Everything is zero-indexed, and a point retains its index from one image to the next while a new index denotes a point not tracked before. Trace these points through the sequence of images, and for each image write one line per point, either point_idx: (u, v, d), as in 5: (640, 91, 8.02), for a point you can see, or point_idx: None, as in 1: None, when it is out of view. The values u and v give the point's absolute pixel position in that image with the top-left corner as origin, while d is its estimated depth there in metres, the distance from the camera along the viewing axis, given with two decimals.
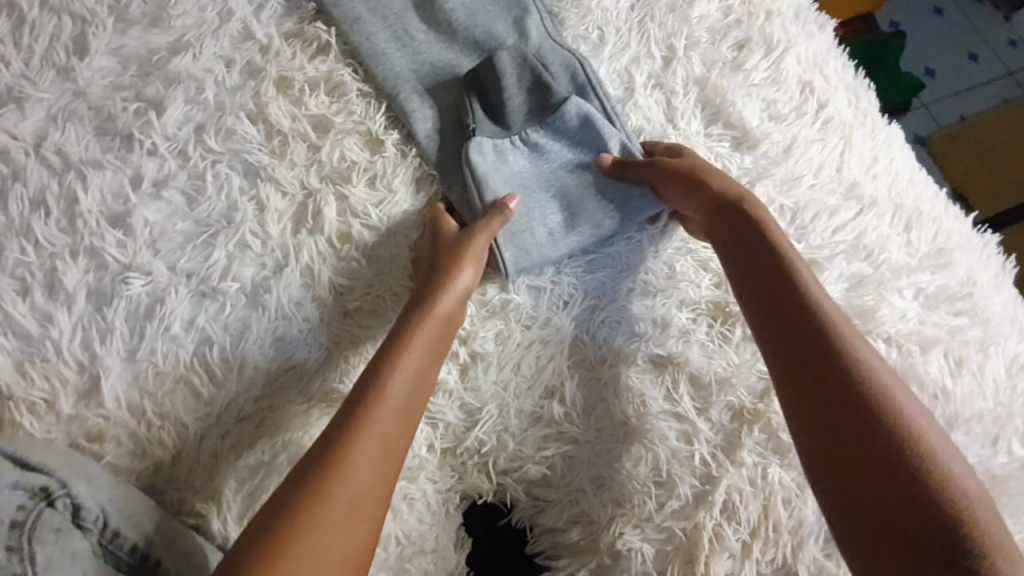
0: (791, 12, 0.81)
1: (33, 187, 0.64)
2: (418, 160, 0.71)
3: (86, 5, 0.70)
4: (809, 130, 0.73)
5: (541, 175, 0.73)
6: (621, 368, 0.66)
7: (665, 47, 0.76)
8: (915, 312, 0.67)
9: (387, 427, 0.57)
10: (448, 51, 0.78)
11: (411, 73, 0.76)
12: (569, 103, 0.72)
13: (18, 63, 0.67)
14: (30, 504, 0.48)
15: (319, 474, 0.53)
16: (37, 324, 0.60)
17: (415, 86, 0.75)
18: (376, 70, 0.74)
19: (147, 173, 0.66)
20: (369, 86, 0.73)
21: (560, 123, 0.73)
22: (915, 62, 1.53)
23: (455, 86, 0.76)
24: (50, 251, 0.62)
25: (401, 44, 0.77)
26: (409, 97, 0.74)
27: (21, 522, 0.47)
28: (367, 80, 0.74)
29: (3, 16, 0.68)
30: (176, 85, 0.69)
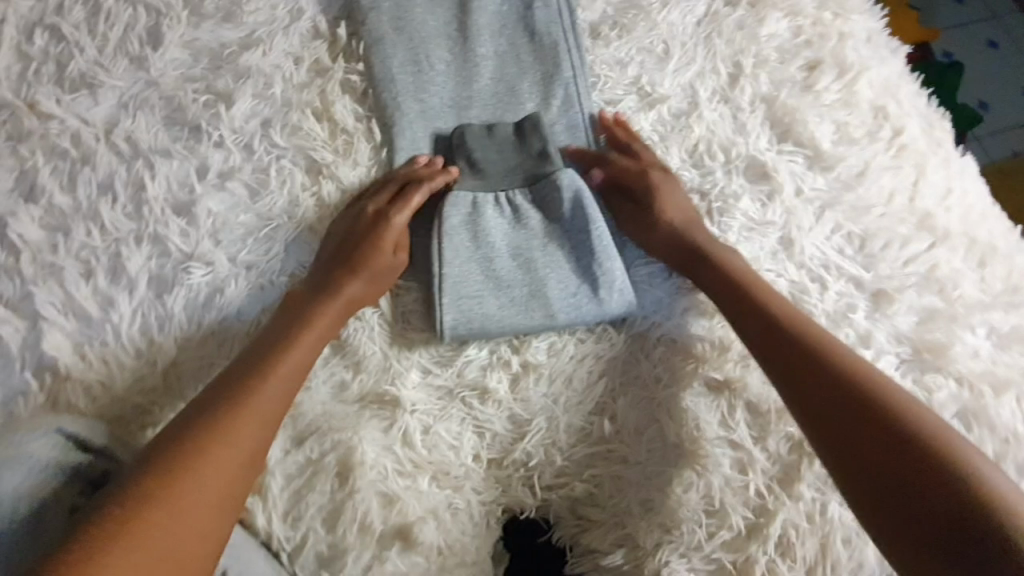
0: (863, 35, 0.79)
1: (102, 172, 0.65)
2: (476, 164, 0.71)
3: None
4: (882, 156, 0.72)
5: (526, 218, 0.69)
6: (676, 388, 0.63)
7: (732, 65, 0.75)
8: (989, 350, 0.65)
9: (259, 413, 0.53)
10: (512, 53, 0.77)
11: (476, 77, 0.75)
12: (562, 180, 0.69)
13: (93, 51, 0.68)
14: (86, 494, 0.50)
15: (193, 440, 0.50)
16: (98, 307, 0.61)
17: (481, 93, 0.75)
18: (442, 76, 0.75)
19: (212, 164, 0.67)
20: (433, 91, 0.74)
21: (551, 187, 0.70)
22: (970, 93, 1.49)
23: (517, 92, 0.75)
24: (115, 236, 0.63)
25: (464, 46, 0.76)
26: (473, 105, 0.74)
27: (77, 510, 0.49)
28: (433, 84, 0.74)
29: (81, 4, 0.70)
30: (245, 80, 0.70)
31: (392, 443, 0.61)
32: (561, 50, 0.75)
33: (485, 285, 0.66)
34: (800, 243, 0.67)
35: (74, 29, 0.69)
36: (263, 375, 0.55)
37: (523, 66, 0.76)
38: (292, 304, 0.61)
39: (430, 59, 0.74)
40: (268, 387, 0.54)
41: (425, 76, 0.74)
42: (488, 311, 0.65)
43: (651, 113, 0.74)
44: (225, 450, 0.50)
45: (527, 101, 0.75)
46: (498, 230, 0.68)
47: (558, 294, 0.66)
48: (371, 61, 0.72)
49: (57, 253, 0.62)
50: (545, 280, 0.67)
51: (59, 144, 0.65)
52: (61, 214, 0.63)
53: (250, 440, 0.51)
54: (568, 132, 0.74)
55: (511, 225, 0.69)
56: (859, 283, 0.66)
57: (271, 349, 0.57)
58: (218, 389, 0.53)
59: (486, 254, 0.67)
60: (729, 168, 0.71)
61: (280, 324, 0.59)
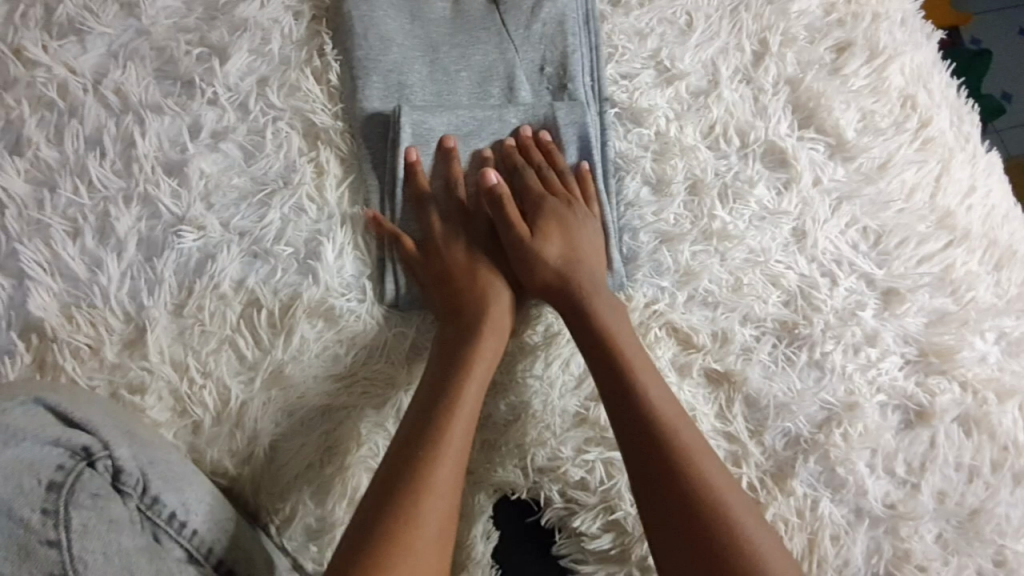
0: (899, 16, 0.75)
1: (90, 125, 0.62)
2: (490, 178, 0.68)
3: None
4: (907, 149, 0.69)
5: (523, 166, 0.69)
6: (676, 378, 0.62)
7: (757, 42, 0.72)
8: (995, 355, 0.64)
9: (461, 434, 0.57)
10: (528, 11, 0.71)
11: (488, 38, 0.70)
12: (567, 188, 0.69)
13: None
14: (69, 464, 0.46)
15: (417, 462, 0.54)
16: (86, 268, 0.59)
17: (496, 56, 0.70)
18: (454, 34, 0.70)
19: (206, 123, 0.64)
20: (438, 54, 0.69)
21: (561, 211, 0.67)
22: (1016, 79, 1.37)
23: (526, 61, 0.71)
24: (103, 194, 0.61)
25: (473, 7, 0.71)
26: (488, 74, 0.70)
27: (58, 483, 0.45)
28: (441, 48, 0.70)
29: None
30: (241, 33, 0.66)
31: (384, 420, 0.61)
32: (581, 13, 0.71)
33: None
34: (813, 236, 0.65)
35: None
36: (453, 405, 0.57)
37: (536, 32, 0.71)
38: (445, 352, 0.61)
39: (446, 20, 0.71)
40: (467, 395, 0.58)
41: (433, 40, 0.70)
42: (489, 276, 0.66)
43: (668, 89, 0.70)
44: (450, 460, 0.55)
45: (547, 68, 0.71)
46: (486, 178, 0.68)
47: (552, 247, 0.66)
48: (378, 17, 0.68)
49: (44, 209, 0.60)
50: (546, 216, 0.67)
51: (45, 94, 0.62)
52: (47, 168, 0.61)
53: (450, 503, 0.54)
54: (572, 111, 0.69)
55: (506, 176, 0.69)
56: (870, 281, 0.64)
57: (443, 411, 0.57)
58: (412, 432, 0.56)
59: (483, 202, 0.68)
60: (747, 152, 0.68)
61: (437, 375, 0.60)
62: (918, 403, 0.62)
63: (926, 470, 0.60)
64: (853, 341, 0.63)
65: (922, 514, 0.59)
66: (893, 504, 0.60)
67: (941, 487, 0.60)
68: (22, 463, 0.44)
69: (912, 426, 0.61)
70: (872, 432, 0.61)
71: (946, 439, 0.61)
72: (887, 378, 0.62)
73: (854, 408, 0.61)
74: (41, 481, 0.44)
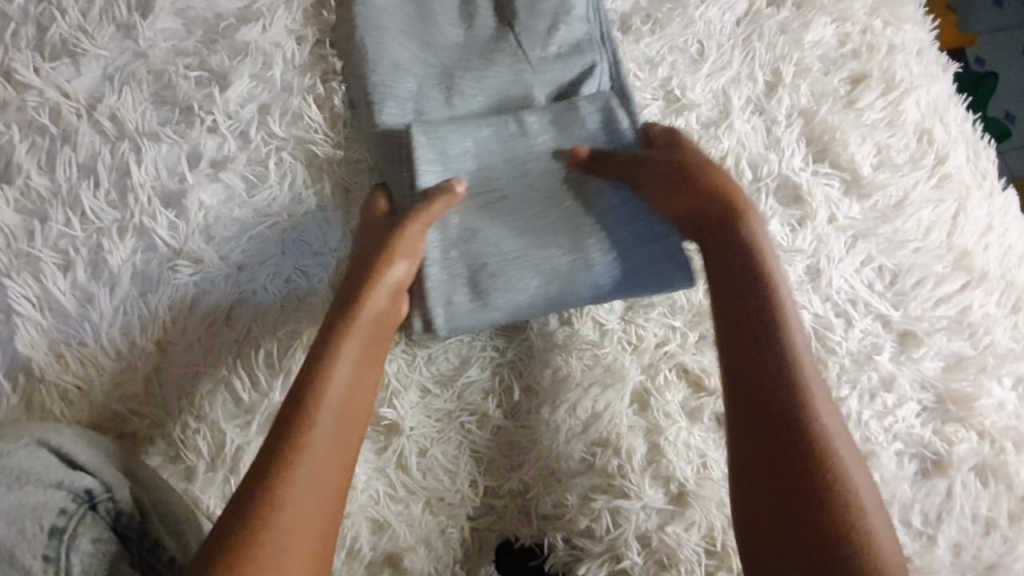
0: (914, 48, 0.74)
1: (84, 153, 0.61)
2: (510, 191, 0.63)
3: None
4: (923, 186, 0.67)
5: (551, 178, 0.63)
6: (686, 422, 0.60)
7: (770, 71, 0.71)
8: (1012, 401, 0.62)
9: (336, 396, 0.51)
10: (543, 29, 0.69)
11: (502, 59, 0.68)
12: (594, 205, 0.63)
13: (75, 13, 0.64)
14: (71, 509, 0.46)
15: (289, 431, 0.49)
16: (77, 303, 0.57)
17: (513, 78, 0.68)
18: (468, 58, 0.68)
19: (206, 149, 0.62)
20: (453, 76, 0.67)
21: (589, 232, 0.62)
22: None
23: (544, 82, 0.68)
24: (96, 226, 0.59)
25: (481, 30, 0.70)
26: (504, 96, 0.67)
27: (60, 529, 0.45)
28: (455, 71, 0.67)
29: None
30: (242, 59, 0.65)
31: (384, 466, 0.58)
32: (597, 36, 0.69)
33: (507, 256, 0.61)
34: (828, 275, 0.63)
35: None
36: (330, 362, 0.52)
37: (549, 53, 0.69)
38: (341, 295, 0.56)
39: (460, 46, 0.69)
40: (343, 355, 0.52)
41: (446, 63, 0.68)
42: (505, 291, 0.60)
43: (678, 120, 0.69)
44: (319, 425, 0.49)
45: (565, 88, 0.69)
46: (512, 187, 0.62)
47: (572, 271, 0.61)
48: (388, 41, 0.66)
49: (34, 240, 0.58)
50: (562, 236, 0.62)
51: (37, 119, 0.61)
52: (38, 198, 0.59)
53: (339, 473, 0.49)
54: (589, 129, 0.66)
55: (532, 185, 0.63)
56: (886, 322, 0.63)
57: (346, 354, 0.53)
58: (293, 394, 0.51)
59: (499, 211, 0.61)
60: (759, 185, 0.66)
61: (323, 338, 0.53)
62: (934, 451, 0.60)
63: (943, 521, 0.59)
64: (869, 386, 0.61)
65: (939, 568, 0.57)
66: (910, 558, 0.58)
67: (957, 539, 0.59)
68: (25, 508, 0.44)
69: (929, 475, 0.60)
70: (889, 482, 0.59)
71: (963, 489, 0.59)
72: (903, 425, 0.60)
73: (870, 457, 0.59)
74: (42, 527, 0.44)
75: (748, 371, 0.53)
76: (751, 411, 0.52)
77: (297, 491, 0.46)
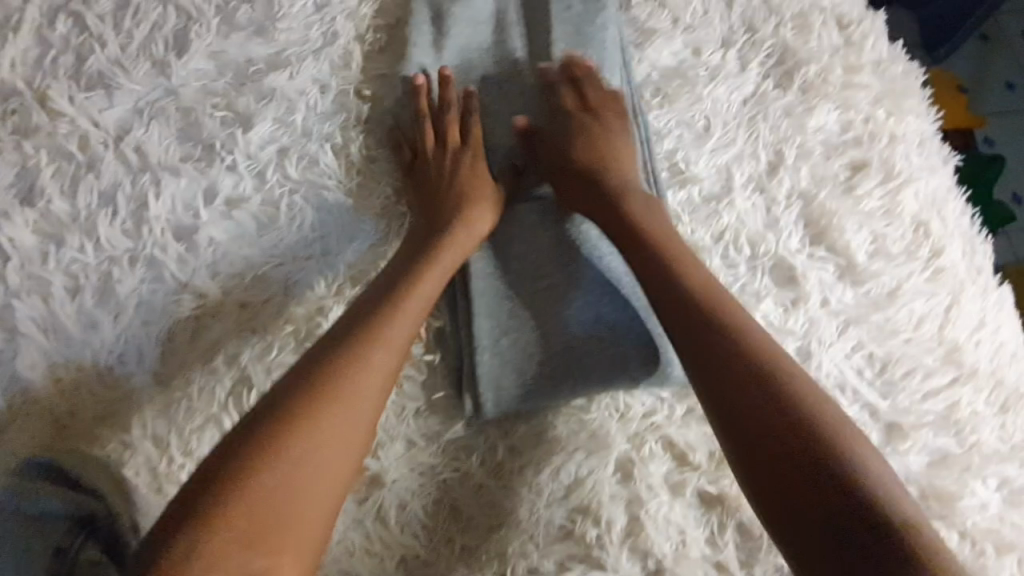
0: (914, 140, 0.76)
1: (106, 182, 0.64)
2: (519, 262, 0.70)
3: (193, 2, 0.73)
4: (917, 277, 0.68)
5: (594, 262, 0.70)
6: (669, 497, 0.60)
7: (773, 152, 0.74)
8: (995, 502, 0.62)
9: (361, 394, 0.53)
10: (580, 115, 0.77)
11: (547, 138, 0.74)
12: (604, 280, 0.69)
13: (114, 47, 0.71)
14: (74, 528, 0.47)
15: (317, 395, 0.51)
16: (80, 328, 0.58)
17: (551, 153, 0.73)
18: (510, 142, 0.76)
19: (223, 186, 0.65)
20: (498, 160, 0.75)
21: (603, 310, 0.68)
22: None
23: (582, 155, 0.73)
24: (109, 253, 0.61)
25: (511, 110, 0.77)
26: (545, 170, 0.73)
27: (64, 548, 0.46)
28: (499, 155, 0.76)
29: None
30: (268, 102, 0.70)
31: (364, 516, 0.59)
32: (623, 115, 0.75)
33: (530, 334, 0.67)
34: (818, 358, 0.64)
35: (98, 20, 0.72)
36: (370, 344, 0.55)
37: (572, 127, 0.74)
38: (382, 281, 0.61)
39: (501, 129, 0.76)
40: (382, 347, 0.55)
41: (488, 148, 0.76)
42: (523, 364, 0.66)
43: (681, 191, 0.72)
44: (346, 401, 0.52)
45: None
46: (559, 270, 0.69)
47: (579, 344, 0.66)
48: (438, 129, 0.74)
49: (47, 265, 0.60)
50: (566, 309, 0.68)
51: (66, 146, 0.65)
52: (57, 222, 0.62)
53: (338, 454, 0.50)
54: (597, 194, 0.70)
55: (577, 270, 0.69)
56: (874, 411, 0.63)
57: (378, 328, 0.56)
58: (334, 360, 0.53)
59: (549, 293, 0.68)
60: (755, 263, 0.68)
61: (362, 310, 0.58)
62: None
63: None
64: None
65: None
66: None
67: None
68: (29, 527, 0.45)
69: None
70: None
71: None
72: None
73: None
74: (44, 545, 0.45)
75: (733, 377, 0.53)
76: (740, 419, 0.51)
77: (305, 453, 0.49)
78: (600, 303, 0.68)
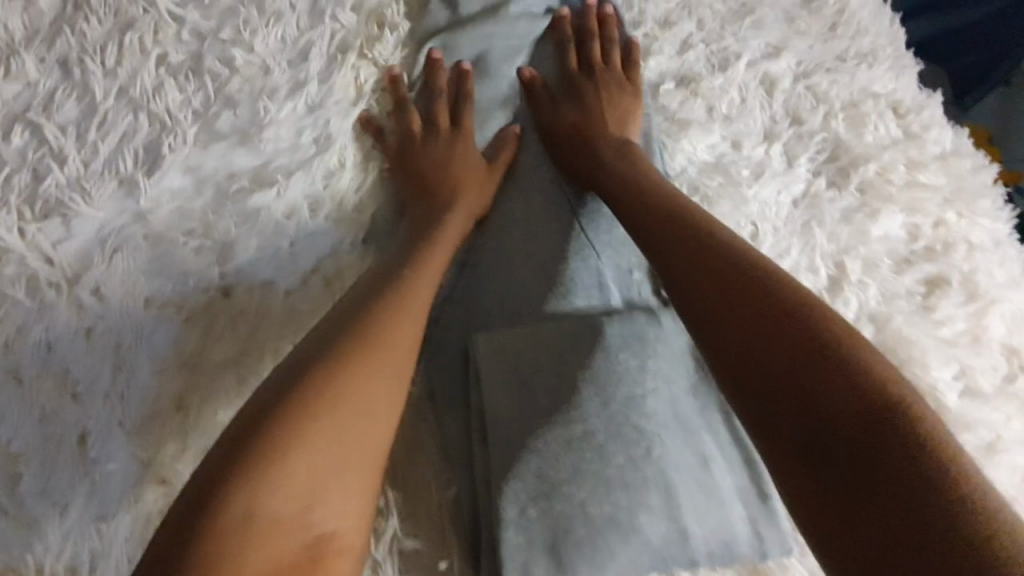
0: (990, 246, 0.67)
1: (59, 334, 0.55)
2: (546, 398, 0.57)
3: (168, 106, 0.64)
4: (1015, 423, 0.59)
5: (638, 395, 0.57)
6: None
7: (833, 264, 0.64)
8: None
9: (342, 418, 0.49)
10: (607, 217, 0.69)
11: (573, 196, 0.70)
12: (651, 420, 0.56)
13: (75, 164, 0.61)
14: None
15: (291, 418, 0.47)
16: (24, 526, 0.51)
17: (578, 264, 0.66)
18: (530, 242, 0.67)
19: (204, 338, 0.56)
20: (516, 266, 0.65)
21: (653, 462, 0.55)
22: None
23: (612, 271, 0.67)
24: (59, 429, 0.53)
25: (530, 215, 0.69)
26: (570, 283, 0.65)
27: None
28: (518, 259, 0.66)
29: (74, 99, 0.64)
30: (252, 228, 0.60)
31: None
32: None
33: (566, 502, 0.54)
34: None
35: (58, 130, 0.63)
36: (349, 371, 0.51)
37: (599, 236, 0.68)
38: (372, 285, 0.57)
39: (519, 230, 0.68)
40: (361, 378, 0.51)
41: (506, 252, 0.66)
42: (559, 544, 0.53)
43: None
44: (321, 446, 0.48)
45: (636, 274, 0.67)
46: (595, 408, 0.56)
47: (628, 514, 0.54)
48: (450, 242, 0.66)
49: None
50: (611, 470, 0.54)
51: (11, 292, 0.55)
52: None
53: (305, 509, 0.46)
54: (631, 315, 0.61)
55: (619, 407, 0.57)
56: None
57: (357, 346, 0.52)
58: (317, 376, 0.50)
59: (584, 439, 0.55)
60: None
61: (348, 332, 0.53)
62: None
63: None
64: None
65: None
66: None
67: None
68: None
69: None
70: None
71: None
72: None
73: None
74: None
75: (809, 375, 0.45)
76: (811, 429, 0.44)
77: (276, 503, 0.45)
78: (649, 454, 0.55)
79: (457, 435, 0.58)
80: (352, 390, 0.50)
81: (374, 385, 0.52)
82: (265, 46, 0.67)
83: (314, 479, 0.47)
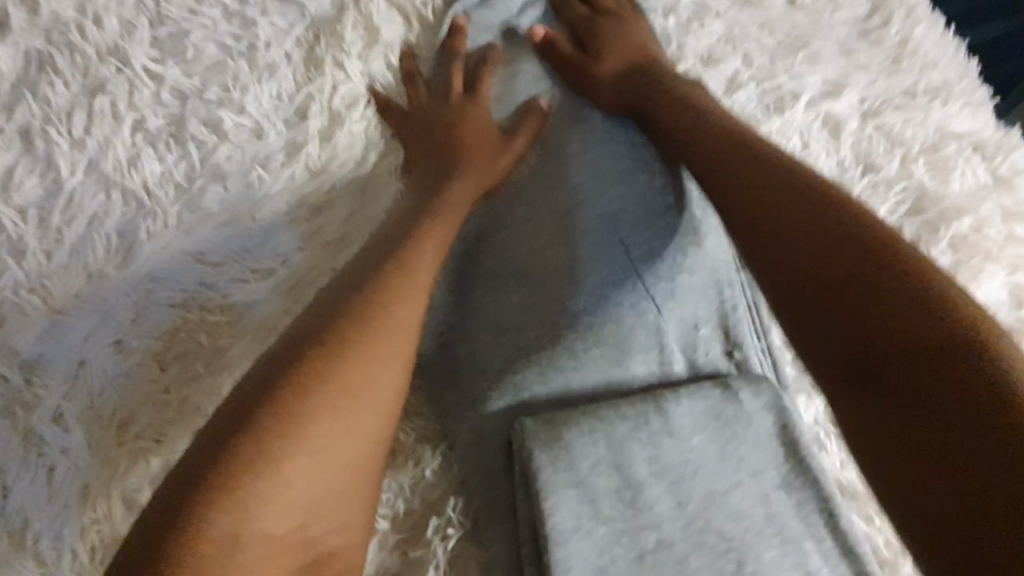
0: None
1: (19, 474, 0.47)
2: (615, 515, 0.47)
3: (145, 182, 0.55)
4: None
5: (722, 504, 0.48)
6: None
7: None
8: None
9: (348, 417, 0.39)
10: (670, 258, 0.57)
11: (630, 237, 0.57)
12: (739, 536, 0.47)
13: (36, 258, 0.52)
14: None
15: (287, 400, 0.37)
16: None
17: (634, 327, 0.55)
18: (575, 294, 0.54)
19: None
20: (560, 329, 0.54)
21: None
22: None
23: (673, 333, 0.56)
24: None
25: (575, 268, 0.55)
26: (626, 353, 0.54)
27: None
28: (563, 321, 0.54)
29: (35, 177, 0.54)
30: (248, 329, 0.52)
31: None
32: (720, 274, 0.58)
33: None
34: None
35: (14, 215, 0.53)
36: (358, 350, 0.40)
37: (660, 290, 0.56)
38: (377, 256, 0.47)
39: (561, 277, 0.55)
40: (375, 363, 0.41)
41: (546, 311, 0.54)
42: None
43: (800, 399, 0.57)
44: (321, 439, 0.37)
45: (703, 328, 0.57)
46: (669, 517, 0.47)
47: None
48: (478, 306, 0.55)
49: None
50: None
51: None
52: None
53: (309, 496, 0.37)
54: (707, 395, 0.51)
55: (699, 517, 0.47)
56: None
57: (363, 327, 0.41)
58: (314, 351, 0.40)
59: (662, 564, 0.46)
60: None
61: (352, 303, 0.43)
62: None
63: None
64: None
65: None
66: None
67: None
68: None
69: None
70: None
71: None
72: None
73: None
74: None
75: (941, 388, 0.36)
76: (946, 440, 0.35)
77: (266, 515, 0.35)
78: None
79: (507, 544, 0.49)
80: (359, 371, 0.40)
81: (388, 370, 0.41)
82: (258, 106, 0.58)
83: (319, 485, 0.37)
